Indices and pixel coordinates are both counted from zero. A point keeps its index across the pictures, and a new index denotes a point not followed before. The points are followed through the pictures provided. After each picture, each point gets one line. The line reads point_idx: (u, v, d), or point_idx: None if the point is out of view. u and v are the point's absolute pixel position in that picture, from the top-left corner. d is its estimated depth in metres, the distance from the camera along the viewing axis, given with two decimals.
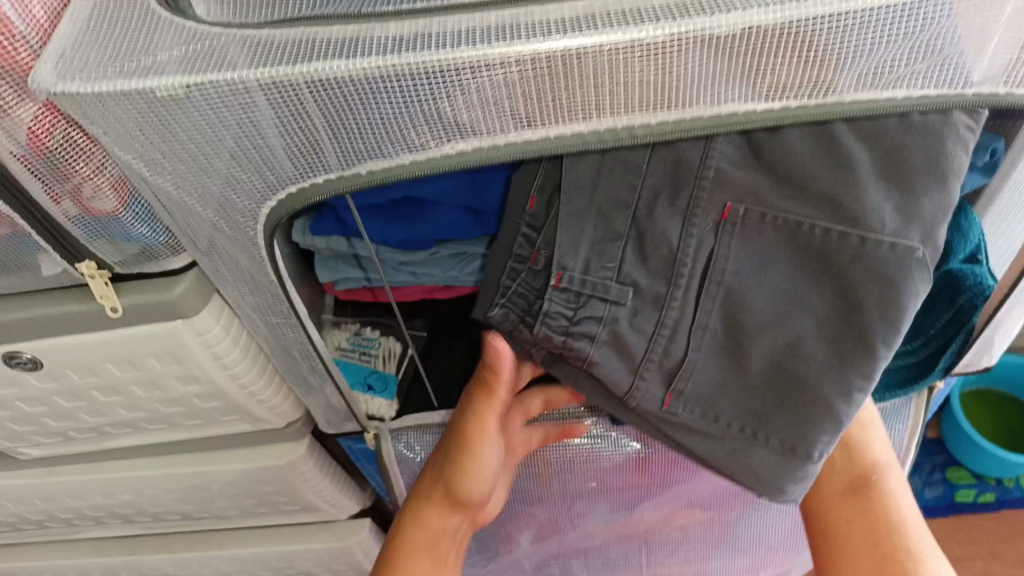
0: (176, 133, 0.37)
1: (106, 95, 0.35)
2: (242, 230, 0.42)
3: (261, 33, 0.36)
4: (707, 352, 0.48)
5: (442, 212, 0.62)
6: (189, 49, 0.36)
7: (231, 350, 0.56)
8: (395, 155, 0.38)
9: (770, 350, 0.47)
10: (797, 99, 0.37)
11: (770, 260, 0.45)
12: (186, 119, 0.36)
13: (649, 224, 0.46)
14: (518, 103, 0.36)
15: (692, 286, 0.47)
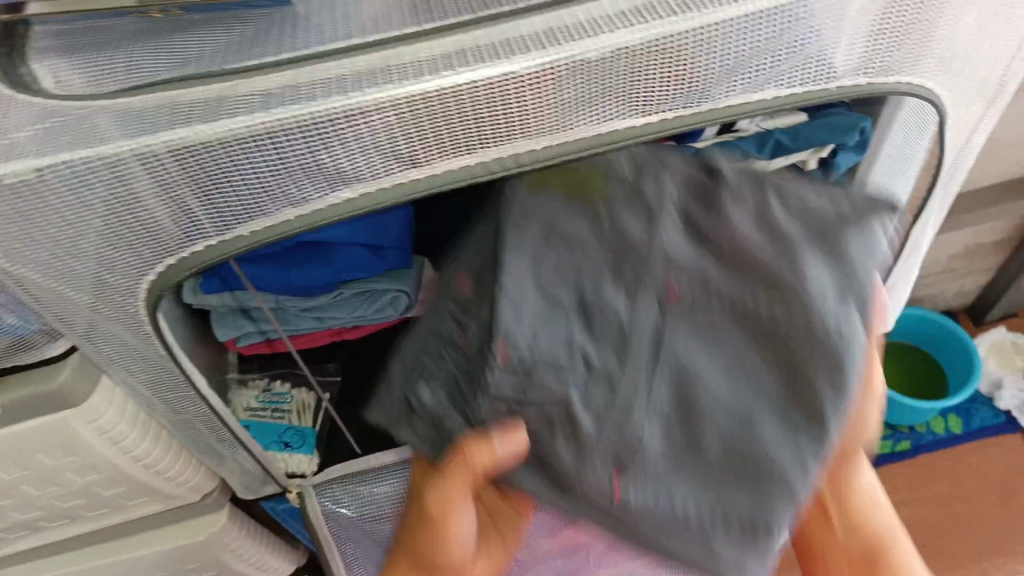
0: (37, 219, 0.35)
1: None
2: (123, 309, 0.40)
3: (120, 103, 0.34)
4: (657, 431, 0.42)
5: (338, 253, 0.60)
6: (43, 127, 0.34)
7: (130, 432, 0.53)
8: (277, 212, 0.36)
9: (719, 427, 0.42)
10: (675, 110, 0.37)
11: (713, 342, 0.42)
12: (46, 205, 0.34)
13: (597, 299, 0.42)
14: (398, 145, 0.35)
15: (643, 360, 0.42)
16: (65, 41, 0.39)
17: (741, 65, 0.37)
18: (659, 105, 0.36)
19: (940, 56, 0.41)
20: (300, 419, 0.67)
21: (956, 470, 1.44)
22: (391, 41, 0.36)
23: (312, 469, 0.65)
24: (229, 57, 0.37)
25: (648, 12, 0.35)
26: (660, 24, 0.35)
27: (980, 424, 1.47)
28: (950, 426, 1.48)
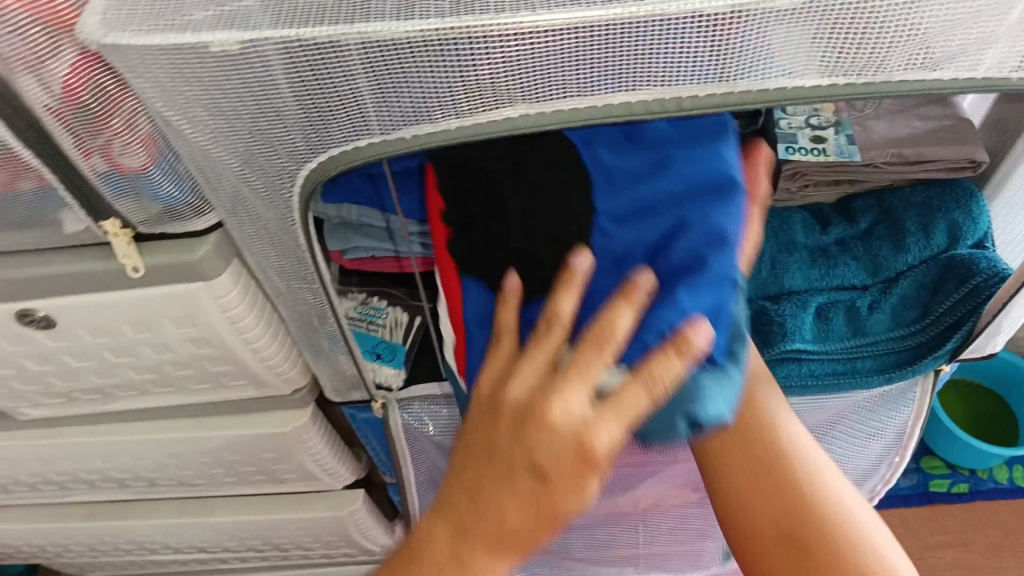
0: (229, 88, 0.36)
1: (163, 48, 0.34)
2: (278, 192, 0.43)
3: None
4: None
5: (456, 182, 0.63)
6: (238, 4, 0.35)
7: (247, 314, 0.57)
8: (441, 119, 0.38)
9: None
10: (844, 77, 0.37)
11: None
12: (246, 78, 0.36)
13: None
14: (569, 71, 0.36)
15: None
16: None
17: (925, 40, 0.35)
18: (827, 68, 0.36)
19: None
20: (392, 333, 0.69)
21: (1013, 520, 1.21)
22: None
23: (399, 384, 0.69)
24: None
25: None
26: None
27: None
28: (1014, 477, 1.23)
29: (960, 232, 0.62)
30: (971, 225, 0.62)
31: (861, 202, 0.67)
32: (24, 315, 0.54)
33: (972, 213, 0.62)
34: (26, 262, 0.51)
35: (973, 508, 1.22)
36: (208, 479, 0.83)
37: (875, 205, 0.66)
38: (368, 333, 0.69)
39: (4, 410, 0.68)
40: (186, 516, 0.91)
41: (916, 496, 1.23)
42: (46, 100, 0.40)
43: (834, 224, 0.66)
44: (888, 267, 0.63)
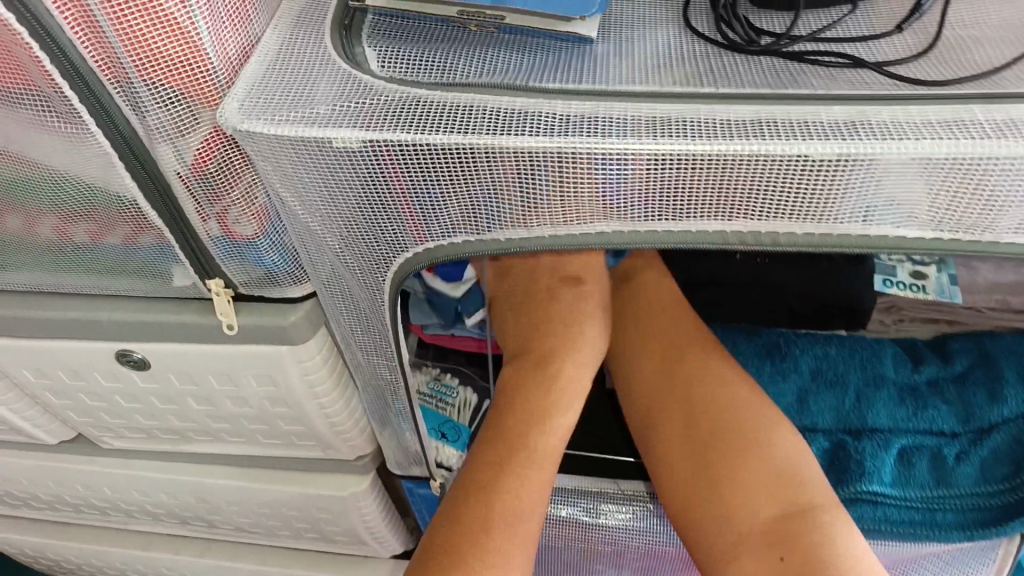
0: (343, 177, 0.39)
1: (290, 139, 0.37)
2: (372, 274, 0.45)
3: (410, 92, 0.38)
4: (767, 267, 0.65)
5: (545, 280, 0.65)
6: (364, 104, 0.38)
7: (325, 380, 0.59)
8: (537, 226, 0.39)
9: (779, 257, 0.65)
10: (950, 231, 0.36)
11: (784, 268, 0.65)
12: (359, 171, 0.38)
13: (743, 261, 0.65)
14: (667, 197, 0.36)
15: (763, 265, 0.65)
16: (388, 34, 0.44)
17: None
18: (933, 221, 0.35)
19: None
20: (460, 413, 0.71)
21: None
22: (691, 98, 0.37)
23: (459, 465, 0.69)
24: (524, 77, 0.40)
25: (961, 128, 0.33)
26: (972, 145, 0.33)
27: None
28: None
29: None
30: None
31: (958, 343, 0.64)
32: (123, 355, 0.57)
33: None
34: (135, 307, 0.54)
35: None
36: (262, 529, 0.85)
37: (973, 346, 0.63)
38: (437, 410, 0.70)
39: (88, 437, 0.72)
40: (237, 561, 0.92)
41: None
42: (177, 167, 0.43)
43: (927, 362, 0.64)
44: (982, 416, 0.60)
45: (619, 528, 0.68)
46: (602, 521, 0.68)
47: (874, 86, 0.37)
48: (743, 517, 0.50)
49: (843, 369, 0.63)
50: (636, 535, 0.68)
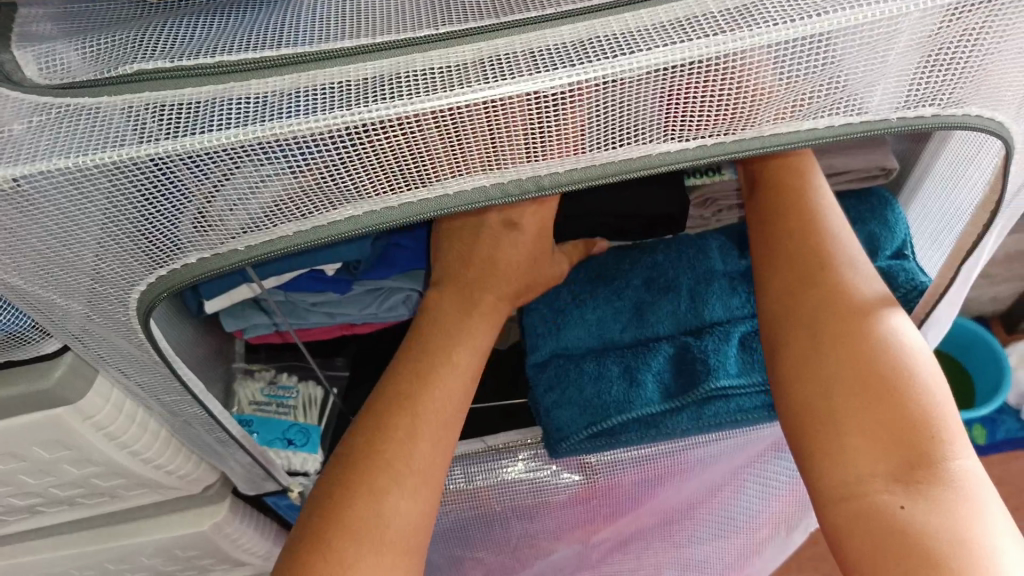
0: (24, 221, 0.32)
1: None
2: (113, 317, 0.38)
3: (71, 103, 0.31)
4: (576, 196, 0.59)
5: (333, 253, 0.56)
6: (20, 128, 0.30)
7: (128, 427, 0.52)
8: (276, 225, 0.34)
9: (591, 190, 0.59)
10: (711, 137, 0.34)
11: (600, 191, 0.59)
12: (37, 210, 0.31)
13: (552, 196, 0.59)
14: (406, 164, 0.32)
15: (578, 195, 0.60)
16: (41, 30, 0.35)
17: (792, 93, 0.32)
18: (689, 129, 0.33)
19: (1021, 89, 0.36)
20: (304, 414, 0.65)
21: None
22: (404, 44, 0.32)
23: (317, 468, 0.63)
24: (211, 48, 0.33)
25: (689, 27, 0.31)
26: (705, 44, 0.30)
27: (1006, 437, 1.21)
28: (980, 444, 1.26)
29: (879, 242, 0.60)
30: (887, 235, 0.60)
31: None
32: None
33: (887, 222, 0.60)
34: None
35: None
36: None
37: None
38: (278, 417, 0.64)
39: None
40: None
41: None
42: None
43: None
44: None
45: (497, 488, 0.64)
46: (476, 484, 0.64)
47: None
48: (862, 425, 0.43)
49: (673, 273, 0.62)
50: (520, 486, 0.64)
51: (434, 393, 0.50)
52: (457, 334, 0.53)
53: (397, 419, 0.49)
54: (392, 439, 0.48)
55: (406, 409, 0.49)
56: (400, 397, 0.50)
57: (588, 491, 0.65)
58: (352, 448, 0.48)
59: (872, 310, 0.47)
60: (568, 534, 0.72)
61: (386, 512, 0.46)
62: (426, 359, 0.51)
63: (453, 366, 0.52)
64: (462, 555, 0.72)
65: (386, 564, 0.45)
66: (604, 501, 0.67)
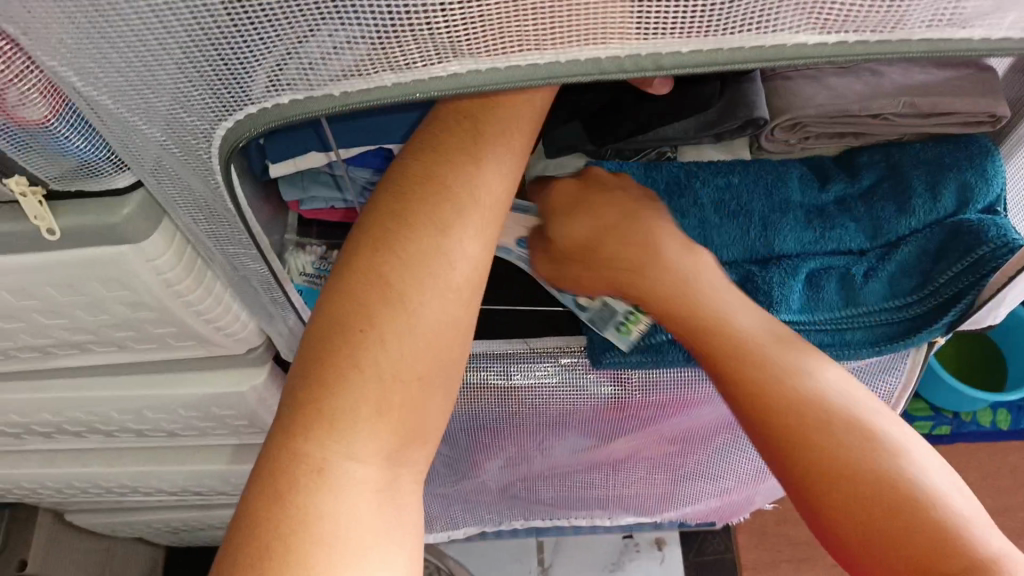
0: (124, 30, 0.31)
1: None
2: (195, 153, 0.37)
3: None
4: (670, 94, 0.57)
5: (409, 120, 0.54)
6: None
7: (185, 277, 0.52)
8: (375, 74, 0.32)
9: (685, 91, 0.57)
10: (857, 34, 0.31)
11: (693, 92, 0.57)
12: (139, 20, 0.30)
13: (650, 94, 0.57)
14: (524, 21, 0.30)
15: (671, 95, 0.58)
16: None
17: None
18: (833, 23, 0.30)
19: None
20: None
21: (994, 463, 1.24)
22: None
23: None
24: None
25: None
26: None
27: None
28: (999, 421, 1.26)
29: (971, 193, 0.57)
30: (983, 187, 0.57)
31: (865, 159, 0.62)
32: None
33: (985, 173, 0.57)
34: None
35: (956, 450, 1.26)
36: (167, 431, 0.80)
37: (880, 159, 0.61)
38: None
39: None
40: (151, 465, 0.88)
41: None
42: None
43: (834, 181, 0.61)
44: (889, 231, 0.58)
45: (533, 389, 0.64)
46: (514, 383, 0.64)
47: None
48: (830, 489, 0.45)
49: (748, 198, 0.60)
50: (559, 391, 0.64)
51: (444, 252, 0.43)
52: (455, 186, 0.44)
53: (369, 283, 0.42)
54: (368, 311, 0.42)
55: (374, 273, 0.42)
56: (379, 245, 0.43)
57: (623, 403, 0.65)
58: (320, 344, 0.41)
59: (801, 393, 0.48)
60: (595, 443, 0.72)
61: (385, 376, 0.41)
62: (433, 215, 0.44)
63: (463, 219, 0.44)
64: (487, 448, 0.74)
65: (383, 442, 0.42)
66: (637, 415, 0.67)
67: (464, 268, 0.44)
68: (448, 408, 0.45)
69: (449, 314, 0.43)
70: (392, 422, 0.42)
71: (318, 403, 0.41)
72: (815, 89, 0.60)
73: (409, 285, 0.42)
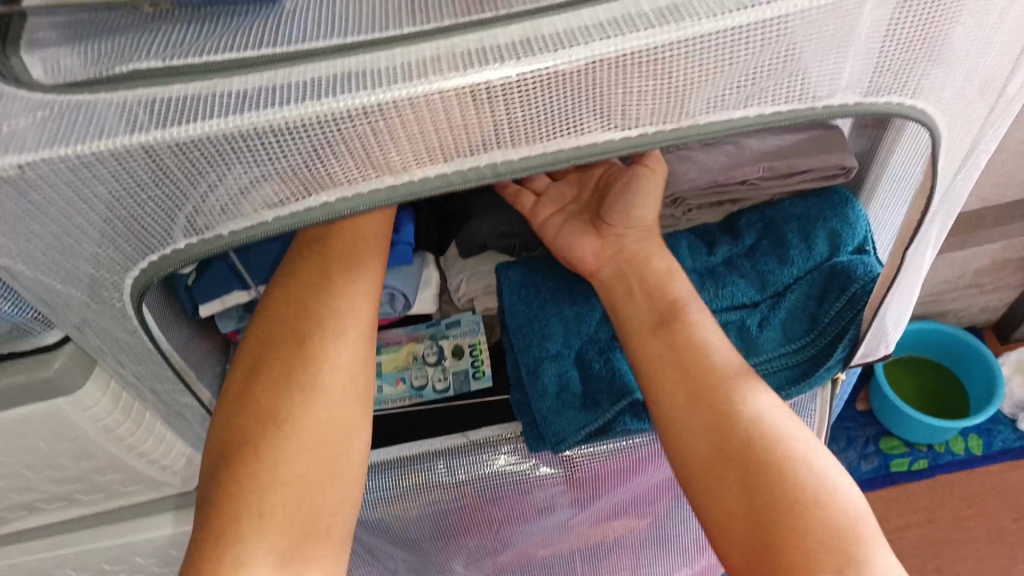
0: (38, 204, 0.35)
1: None
2: (109, 302, 0.41)
3: (72, 98, 0.34)
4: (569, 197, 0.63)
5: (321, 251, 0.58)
6: (36, 117, 0.34)
7: (123, 420, 0.54)
8: (256, 210, 0.37)
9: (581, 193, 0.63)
10: (653, 125, 0.37)
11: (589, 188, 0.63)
12: (49, 194, 0.35)
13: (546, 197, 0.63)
14: (373, 151, 0.36)
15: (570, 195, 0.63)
16: (52, 36, 0.38)
17: (722, 80, 0.36)
18: (632, 118, 0.36)
19: (945, 81, 0.39)
20: None
21: (975, 491, 1.22)
22: (370, 43, 0.35)
23: None
24: (198, 46, 0.36)
25: (625, 25, 0.34)
26: (638, 37, 0.34)
27: (1001, 446, 1.24)
28: (971, 446, 1.25)
29: (840, 239, 0.63)
30: (849, 229, 0.63)
31: (745, 219, 0.67)
32: None
33: (849, 220, 0.63)
34: None
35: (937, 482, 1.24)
36: None
37: (757, 220, 0.67)
38: None
39: None
40: None
41: (884, 477, 1.24)
42: None
43: (720, 245, 0.66)
44: (776, 280, 0.64)
45: (481, 479, 0.65)
46: (459, 478, 0.64)
47: None
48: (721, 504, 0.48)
49: None
50: (505, 480, 0.65)
51: (317, 364, 0.50)
52: (329, 299, 0.52)
53: (253, 394, 0.50)
54: (264, 416, 0.49)
55: (249, 403, 0.49)
56: (253, 374, 0.50)
57: (572, 482, 0.66)
58: (217, 445, 0.49)
59: (735, 422, 0.49)
60: (555, 525, 0.73)
61: (276, 484, 0.47)
62: (308, 322, 0.51)
63: (338, 336, 0.51)
64: (451, 548, 0.74)
65: (273, 545, 0.46)
66: (588, 494, 0.68)
67: (336, 379, 0.51)
68: (357, 493, 0.51)
69: (335, 414, 0.50)
70: (279, 528, 0.47)
71: (222, 523, 0.46)
72: (688, 165, 0.66)
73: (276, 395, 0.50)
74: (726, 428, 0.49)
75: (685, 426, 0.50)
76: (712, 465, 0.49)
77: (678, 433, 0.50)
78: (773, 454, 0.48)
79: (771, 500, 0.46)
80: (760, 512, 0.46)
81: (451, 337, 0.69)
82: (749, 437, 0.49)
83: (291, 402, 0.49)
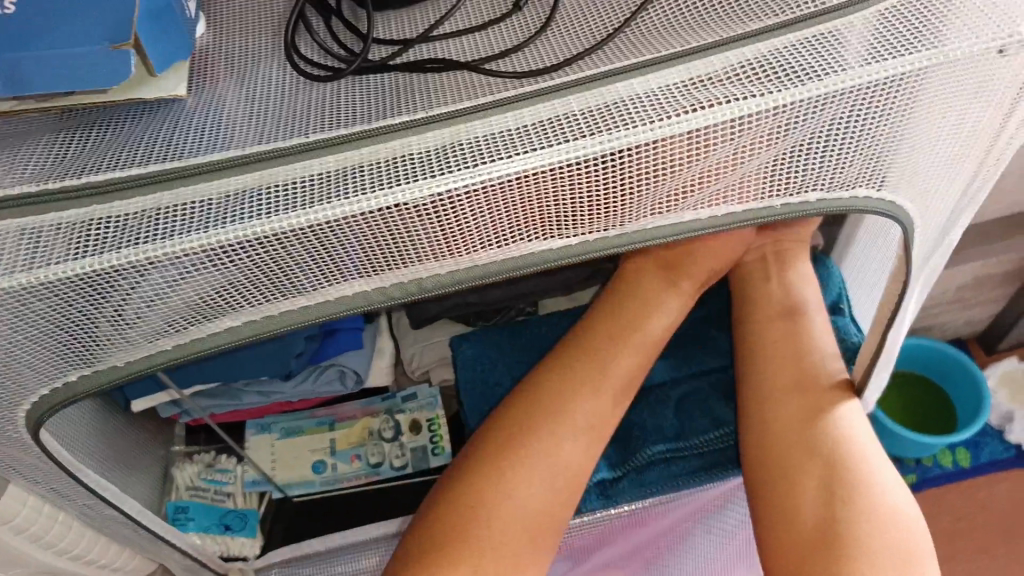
0: None
1: None
2: (7, 436, 0.37)
3: None
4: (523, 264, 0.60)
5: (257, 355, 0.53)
6: None
7: (49, 528, 0.51)
8: (157, 339, 0.33)
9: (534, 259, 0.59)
10: (593, 233, 0.33)
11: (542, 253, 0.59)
12: None
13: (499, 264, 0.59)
14: (281, 275, 0.32)
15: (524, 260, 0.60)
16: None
17: (665, 185, 0.32)
18: (568, 227, 0.33)
19: (911, 168, 0.35)
20: (245, 500, 0.64)
21: None
22: (268, 155, 0.31)
23: (255, 553, 0.62)
24: (83, 162, 0.33)
25: (553, 131, 0.30)
26: (566, 148, 0.30)
27: (990, 459, 1.04)
28: (960, 459, 1.04)
29: None
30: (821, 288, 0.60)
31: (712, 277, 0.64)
32: None
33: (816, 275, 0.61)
34: None
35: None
36: None
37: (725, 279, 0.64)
38: (213, 503, 0.62)
39: None
40: None
41: None
42: None
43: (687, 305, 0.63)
44: None
45: None
46: None
47: (473, 92, 0.33)
48: (793, 524, 0.45)
49: None
50: None
51: (529, 457, 0.48)
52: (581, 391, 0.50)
53: (519, 450, 0.48)
54: (459, 531, 0.46)
55: (475, 503, 0.47)
56: (469, 470, 0.48)
57: None
58: (420, 545, 0.46)
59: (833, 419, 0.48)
60: None
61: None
62: (543, 402, 0.49)
63: (569, 431, 0.49)
64: None
65: None
66: None
67: (543, 482, 0.48)
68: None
69: (540, 513, 0.47)
70: None
71: None
72: None
73: (552, 436, 0.48)
74: (790, 424, 0.48)
75: (770, 392, 0.50)
76: (777, 462, 0.47)
77: (762, 429, 0.49)
78: (842, 470, 0.46)
79: (839, 533, 0.43)
80: (828, 535, 0.44)
81: (408, 411, 0.65)
82: (833, 444, 0.47)
83: (499, 500, 0.47)
